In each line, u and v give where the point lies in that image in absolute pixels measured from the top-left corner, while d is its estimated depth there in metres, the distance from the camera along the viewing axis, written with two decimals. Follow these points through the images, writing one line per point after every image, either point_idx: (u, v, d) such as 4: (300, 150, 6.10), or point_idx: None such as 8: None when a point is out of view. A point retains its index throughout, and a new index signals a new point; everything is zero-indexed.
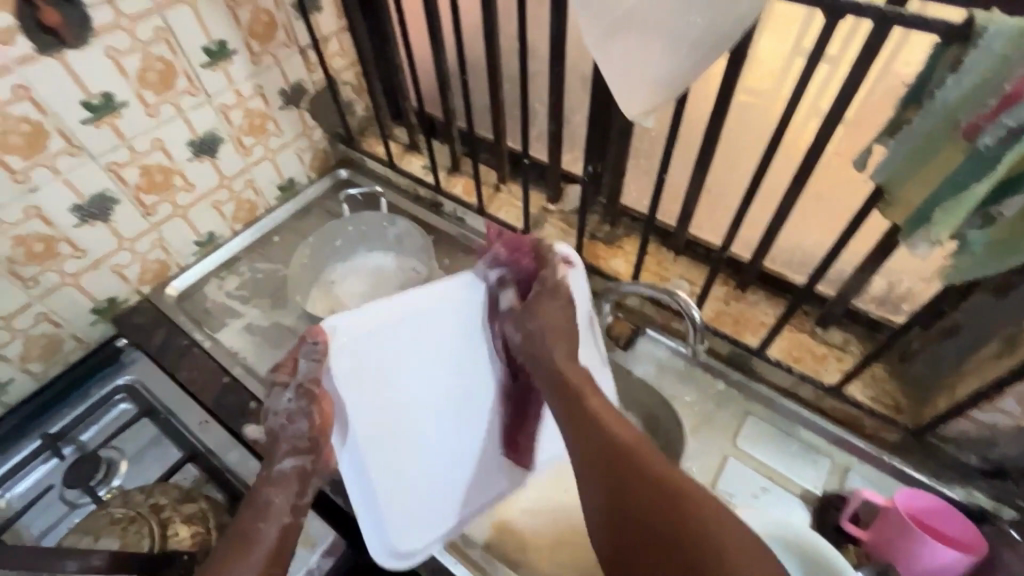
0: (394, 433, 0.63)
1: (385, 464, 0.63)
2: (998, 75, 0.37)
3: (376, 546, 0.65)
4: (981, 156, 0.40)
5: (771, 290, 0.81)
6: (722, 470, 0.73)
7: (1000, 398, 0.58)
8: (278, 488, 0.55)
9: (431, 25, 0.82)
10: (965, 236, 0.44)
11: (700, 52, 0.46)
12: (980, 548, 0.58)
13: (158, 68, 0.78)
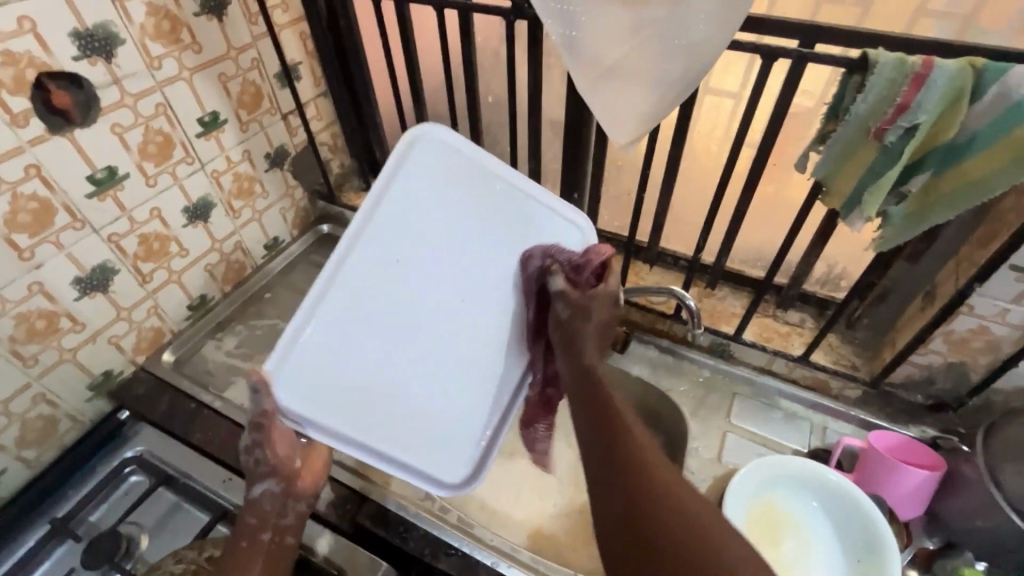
0: (380, 394, 0.61)
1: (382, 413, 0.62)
2: (891, 91, 0.51)
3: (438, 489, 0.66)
4: (889, 149, 0.54)
5: (735, 285, 0.94)
6: (724, 445, 0.83)
7: (930, 341, 0.72)
8: (256, 512, 0.63)
9: (413, 86, 0.92)
10: (887, 211, 0.58)
11: (674, 92, 0.58)
12: (942, 467, 0.70)
13: (158, 140, 0.82)
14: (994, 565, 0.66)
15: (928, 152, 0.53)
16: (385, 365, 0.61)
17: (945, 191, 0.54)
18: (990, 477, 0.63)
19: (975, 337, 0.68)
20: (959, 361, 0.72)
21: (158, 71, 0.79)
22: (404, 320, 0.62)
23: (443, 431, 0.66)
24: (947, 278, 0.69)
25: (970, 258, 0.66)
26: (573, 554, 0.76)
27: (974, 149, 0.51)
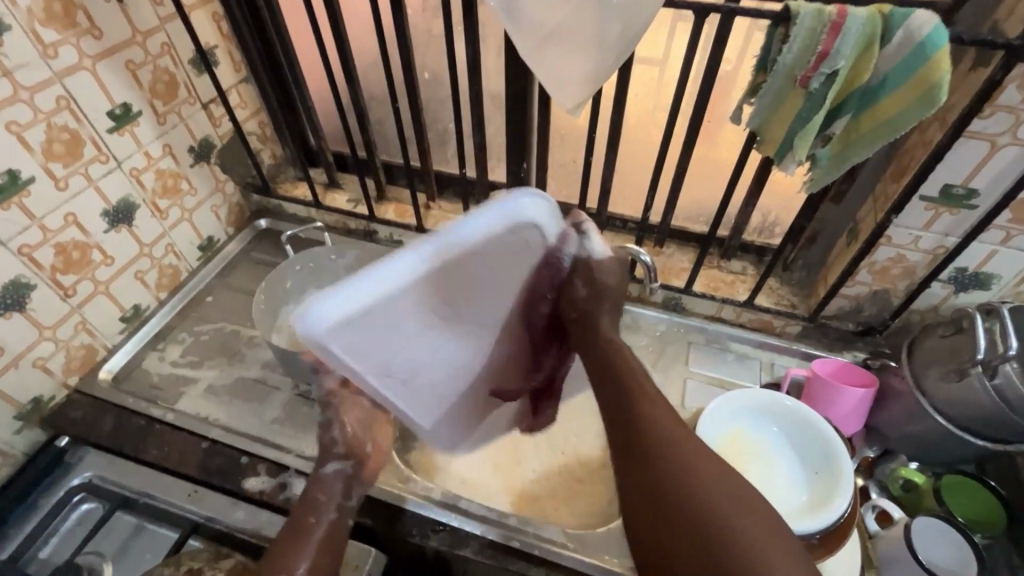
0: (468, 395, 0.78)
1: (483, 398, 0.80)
2: (812, 40, 0.55)
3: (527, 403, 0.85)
4: (813, 95, 0.58)
5: (681, 242, 0.99)
6: (685, 392, 0.88)
7: (857, 273, 0.79)
8: (324, 486, 0.64)
9: (345, 66, 0.89)
10: (816, 154, 0.63)
11: (615, 53, 0.60)
12: (875, 383, 0.77)
13: (63, 138, 0.74)
14: (923, 462, 0.75)
15: (847, 96, 0.58)
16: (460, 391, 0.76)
17: (863, 131, 0.60)
18: (915, 384, 0.71)
19: (894, 264, 0.76)
20: (882, 288, 0.80)
21: (54, 60, 0.71)
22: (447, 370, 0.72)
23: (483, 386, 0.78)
24: (867, 214, 0.76)
25: (886, 193, 0.72)
26: (555, 511, 0.79)
27: (885, 91, 0.56)
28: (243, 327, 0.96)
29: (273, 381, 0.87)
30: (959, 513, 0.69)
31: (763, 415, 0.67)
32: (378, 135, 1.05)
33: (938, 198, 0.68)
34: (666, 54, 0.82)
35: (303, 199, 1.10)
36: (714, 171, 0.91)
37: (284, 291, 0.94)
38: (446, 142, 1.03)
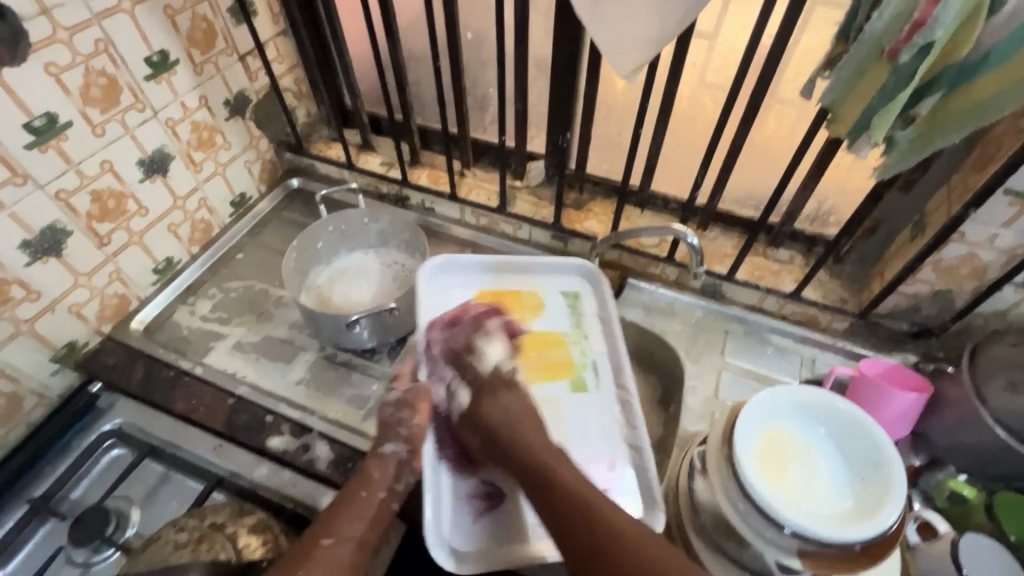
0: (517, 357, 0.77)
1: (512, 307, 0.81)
2: (908, 6, 0.49)
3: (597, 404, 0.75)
4: (901, 70, 0.52)
5: (725, 226, 0.94)
6: (720, 383, 0.84)
7: (919, 270, 0.73)
8: (378, 466, 0.65)
9: (386, 21, 0.85)
10: (893, 136, 0.57)
11: (679, 16, 0.54)
12: (930, 389, 0.72)
13: (101, 83, 0.73)
14: (974, 475, 0.71)
15: (940, 72, 0.52)
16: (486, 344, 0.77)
17: (951, 114, 0.54)
18: (975, 392, 0.67)
19: (962, 263, 0.70)
20: (945, 288, 0.74)
21: (93, 1, 0.69)
22: None
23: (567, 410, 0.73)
24: (938, 207, 0.70)
25: (963, 184, 0.66)
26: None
27: (986, 68, 0.50)
28: (271, 286, 0.95)
29: (299, 342, 0.87)
30: (1011, 532, 0.64)
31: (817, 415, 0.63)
32: (415, 98, 1.02)
33: None
34: (719, 27, 0.82)
35: (336, 161, 1.08)
36: (765, 153, 0.88)
37: (314, 252, 0.92)
38: (484, 108, 0.99)
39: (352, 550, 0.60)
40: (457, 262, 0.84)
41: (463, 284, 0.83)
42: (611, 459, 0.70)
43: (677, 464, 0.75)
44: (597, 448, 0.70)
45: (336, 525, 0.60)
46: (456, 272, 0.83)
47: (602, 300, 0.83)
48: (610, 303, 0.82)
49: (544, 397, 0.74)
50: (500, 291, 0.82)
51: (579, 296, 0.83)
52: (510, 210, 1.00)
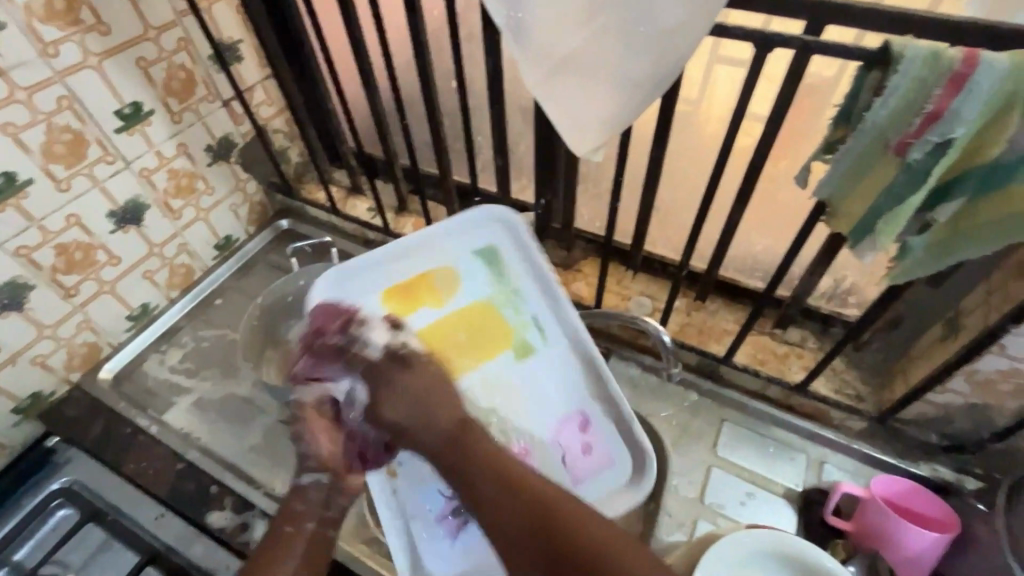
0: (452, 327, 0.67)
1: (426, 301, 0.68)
2: (919, 95, 0.39)
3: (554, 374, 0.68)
4: (912, 168, 0.42)
5: (729, 297, 0.84)
6: (707, 482, 0.74)
7: (950, 379, 0.61)
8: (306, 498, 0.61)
9: (362, 70, 0.80)
10: (906, 242, 0.47)
11: (641, 92, 0.47)
12: (955, 526, 0.61)
13: (66, 139, 0.72)
14: None
15: (964, 173, 0.42)
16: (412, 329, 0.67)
17: (981, 222, 0.43)
18: (1010, 546, 0.54)
19: (1004, 379, 0.58)
20: (982, 402, 0.62)
21: (55, 59, 0.68)
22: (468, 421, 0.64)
23: (535, 376, 0.67)
24: (975, 308, 0.58)
25: (1006, 288, 0.54)
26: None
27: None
28: None
29: (260, 402, 0.84)
30: None
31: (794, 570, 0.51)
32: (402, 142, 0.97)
33: None
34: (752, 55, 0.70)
35: (324, 204, 1.05)
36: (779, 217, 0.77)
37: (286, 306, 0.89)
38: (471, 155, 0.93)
39: None
40: (357, 268, 0.68)
41: (364, 292, 0.68)
42: (581, 438, 0.66)
43: None
44: (562, 414, 0.67)
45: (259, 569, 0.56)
46: (357, 280, 0.68)
47: (522, 244, 0.71)
48: (532, 243, 0.70)
49: (492, 382, 0.66)
50: (410, 283, 0.69)
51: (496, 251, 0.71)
52: None
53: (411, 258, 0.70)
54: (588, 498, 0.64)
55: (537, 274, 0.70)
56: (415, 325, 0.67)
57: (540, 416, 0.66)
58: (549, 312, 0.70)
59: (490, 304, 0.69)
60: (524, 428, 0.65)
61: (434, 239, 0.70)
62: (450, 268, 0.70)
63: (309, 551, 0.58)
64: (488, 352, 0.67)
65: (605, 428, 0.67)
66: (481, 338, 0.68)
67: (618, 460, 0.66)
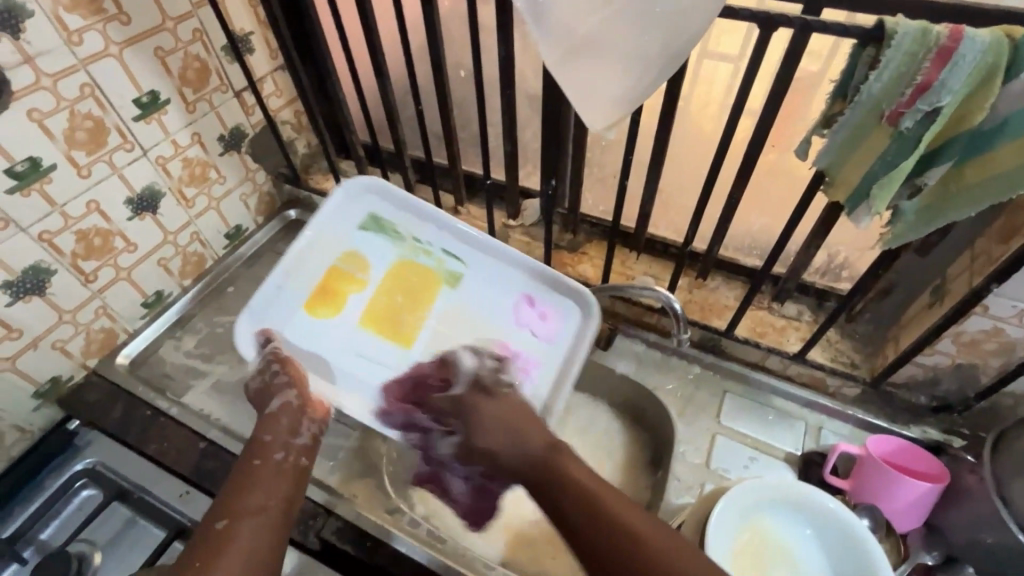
0: (388, 292, 0.73)
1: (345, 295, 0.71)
2: (910, 68, 0.43)
3: (490, 287, 0.76)
4: (904, 137, 0.46)
5: (728, 275, 0.88)
6: (712, 449, 0.78)
7: (938, 342, 0.66)
8: (279, 426, 0.60)
9: (375, 60, 0.83)
10: (899, 206, 0.52)
11: (654, 70, 0.50)
12: (945, 478, 0.65)
13: (87, 126, 0.74)
14: None
15: (950, 141, 0.46)
16: (356, 314, 0.71)
17: (967, 184, 0.48)
18: (996, 490, 0.59)
19: (987, 338, 0.63)
20: (967, 362, 0.66)
21: (79, 47, 0.70)
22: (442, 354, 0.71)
23: (476, 295, 0.75)
24: (959, 274, 0.63)
25: (987, 253, 0.59)
26: (531, 564, 0.75)
27: (1003, 138, 0.44)
28: None
29: None
30: None
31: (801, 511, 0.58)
32: (410, 131, 0.99)
33: None
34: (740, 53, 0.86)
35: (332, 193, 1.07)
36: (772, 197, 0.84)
37: None
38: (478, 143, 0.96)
39: (269, 531, 0.50)
40: (270, 302, 0.68)
41: (287, 314, 0.69)
42: (535, 311, 0.77)
43: None
44: (513, 304, 0.76)
45: (239, 492, 0.52)
46: (275, 310, 0.68)
47: (400, 202, 0.76)
48: (401, 195, 0.75)
49: (444, 314, 0.73)
50: (319, 286, 0.71)
51: (377, 218, 0.75)
52: None
53: (296, 267, 0.71)
54: (564, 349, 0.76)
55: (414, 217, 0.76)
56: (354, 310, 0.71)
57: (500, 316, 0.75)
58: (448, 238, 0.76)
59: (401, 258, 0.75)
60: (489, 334, 0.73)
61: (322, 240, 0.73)
62: (349, 254, 0.73)
63: (287, 476, 0.56)
64: (425, 293, 0.74)
65: (549, 295, 0.78)
66: (414, 287, 0.74)
67: (574, 316, 0.77)
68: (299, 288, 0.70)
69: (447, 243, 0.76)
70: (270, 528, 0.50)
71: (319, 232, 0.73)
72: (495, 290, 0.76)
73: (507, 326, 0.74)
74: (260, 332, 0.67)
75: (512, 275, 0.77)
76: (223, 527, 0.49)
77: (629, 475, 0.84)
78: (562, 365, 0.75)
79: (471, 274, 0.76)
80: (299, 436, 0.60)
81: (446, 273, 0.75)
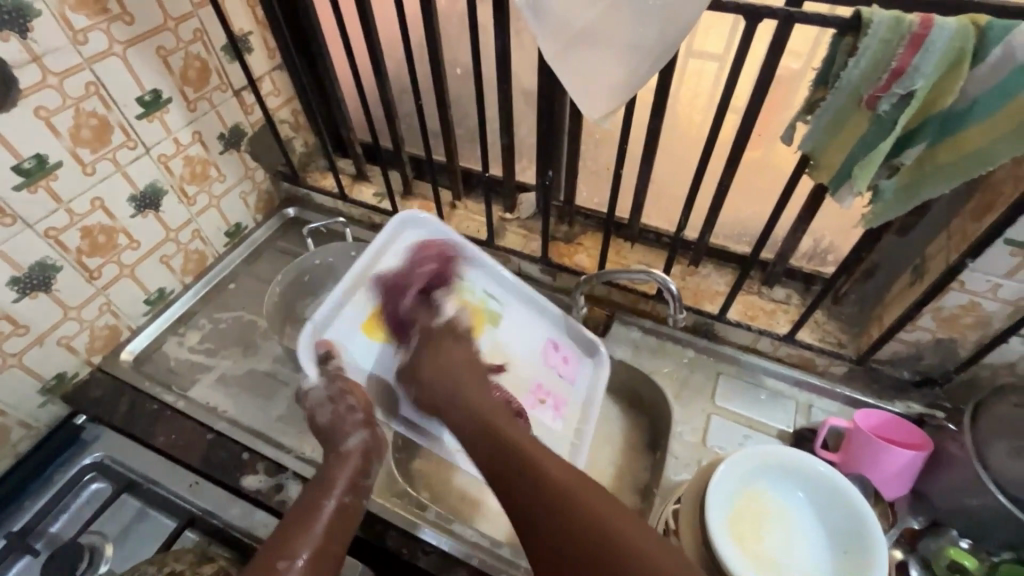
0: (436, 330, 0.76)
1: (405, 319, 0.74)
2: (886, 55, 0.46)
3: (528, 325, 0.82)
4: (882, 119, 0.50)
5: (719, 262, 0.91)
6: (708, 428, 0.81)
7: (919, 318, 0.69)
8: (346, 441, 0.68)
9: (373, 58, 0.85)
10: (878, 185, 0.55)
11: (647, 61, 0.53)
12: (928, 446, 0.68)
13: (92, 124, 0.75)
14: (978, 542, 0.66)
15: (925, 122, 0.50)
16: (403, 350, 0.74)
17: (940, 163, 0.51)
18: (976, 455, 0.62)
19: (964, 313, 0.66)
20: (947, 337, 0.70)
21: (84, 46, 0.71)
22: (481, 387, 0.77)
23: (517, 333, 0.81)
24: (938, 252, 0.66)
25: (963, 230, 0.62)
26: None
27: (973, 118, 0.48)
28: (260, 317, 0.96)
29: (282, 376, 0.87)
30: None
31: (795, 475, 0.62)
32: (407, 128, 1.01)
33: None
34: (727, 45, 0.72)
35: (330, 190, 1.09)
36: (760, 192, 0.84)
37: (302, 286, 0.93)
38: (475, 138, 0.98)
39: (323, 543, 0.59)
40: (339, 319, 0.69)
41: (346, 334, 0.70)
42: (565, 351, 0.84)
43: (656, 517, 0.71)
44: (553, 344, 0.83)
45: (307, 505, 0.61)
46: (333, 330, 0.69)
47: (432, 232, 0.78)
48: (445, 229, 0.78)
49: (490, 352, 0.78)
50: (374, 311, 0.72)
51: (421, 251, 0.77)
52: (500, 242, 0.99)
53: (365, 291, 0.72)
54: (584, 388, 0.83)
55: (456, 252, 0.79)
56: (404, 340, 0.74)
57: (540, 352, 0.82)
58: (488, 280, 0.81)
59: (460, 299, 0.78)
60: (530, 375, 0.80)
61: (405, 273, 0.75)
62: (408, 284, 0.75)
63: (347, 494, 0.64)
64: (471, 331, 0.78)
65: (575, 336, 0.84)
66: (468, 326, 0.77)
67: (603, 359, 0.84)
68: (351, 311, 0.70)
69: (489, 281, 0.81)
70: (325, 542, 0.59)
71: (379, 251, 0.74)
72: (531, 329, 0.82)
73: (544, 367, 0.82)
74: (322, 345, 0.67)
75: (544, 315, 0.84)
76: (292, 532, 0.59)
77: (628, 457, 0.86)
78: (583, 406, 0.83)
79: (510, 310, 0.82)
80: (370, 477, 0.67)
81: (487, 309, 0.80)
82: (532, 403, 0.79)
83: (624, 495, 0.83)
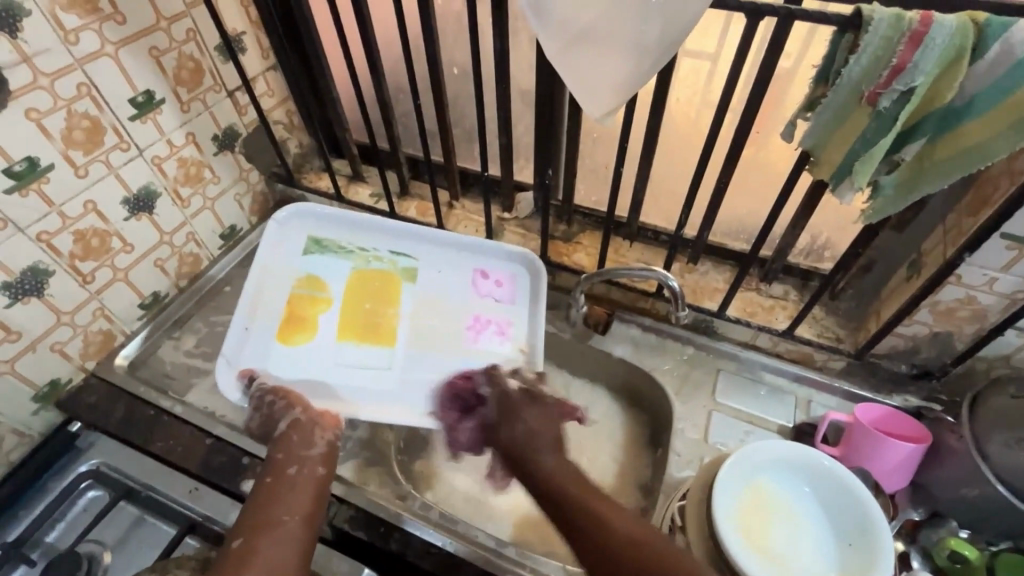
0: (360, 296, 0.78)
1: (270, 316, 0.75)
2: (886, 52, 0.47)
3: (442, 273, 0.82)
4: (883, 116, 0.50)
5: (718, 260, 0.91)
6: (710, 425, 0.81)
7: (916, 312, 0.70)
8: (288, 446, 0.65)
9: (370, 57, 0.84)
10: (879, 181, 0.55)
11: (650, 58, 0.53)
12: (928, 438, 0.69)
13: (84, 126, 0.74)
14: (976, 532, 0.67)
15: (924, 119, 0.50)
16: (331, 326, 0.76)
17: (938, 159, 0.52)
18: (975, 446, 0.63)
19: (961, 306, 0.67)
20: (944, 330, 0.71)
21: (75, 46, 0.70)
22: (422, 339, 0.77)
23: (434, 282, 0.82)
24: (934, 247, 0.67)
25: (959, 226, 0.63)
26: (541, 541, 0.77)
27: (972, 114, 0.48)
28: None
29: None
30: None
31: (798, 471, 0.63)
32: (403, 128, 1.01)
33: (1023, 237, 0.58)
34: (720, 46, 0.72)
35: (325, 191, 1.08)
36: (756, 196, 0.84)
37: None
38: (472, 138, 0.98)
39: (292, 534, 0.57)
40: (240, 346, 0.72)
41: (260, 353, 0.72)
42: (490, 279, 0.83)
43: (661, 513, 0.72)
44: (467, 275, 0.83)
45: (264, 502, 0.59)
46: (246, 354, 0.72)
47: (328, 220, 0.83)
48: (315, 207, 0.83)
49: (414, 306, 0.79)
50: (284, 317, 0.75)
51: (317, 238, 0.82)
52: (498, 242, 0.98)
53: (258, 307, 0.75)
54: (525, 306, 0.82)
55: (356, 224, 0.84)
56: (327, 328, 0.75)
57: (457, 286, 0.82)
58: (387, 240, 0.84)
59: (354, 269, 0.80)
60: (463, 313, 0.80)
61: (268, 273, 0.78)
62: (299, 280, 0.78)
63: (304, 481, 0.63)
64: (392, 289, 0.80)
65: (492, 259, 0.85)
66: (375, 289, 0.80)
67: (524, 269, 0.84)
68: (245, 330, 0.73)
69: (387, 240, 0.84)
70: (288, 534, 0.57)
71: (262, 268, 0.78)
72: (445, 275, 0.82)
73: (467, 299, 0.81)
74: (242, 374, 0.70)
75: (462, 256, 0.85)
76: (252, 535, 0.56)
77: (630, 454, 0.87)
78: (529, 327, 0.81)
79: (425, 261, 0.83)
80: (314, 446, 0.66)
81: (403, 267, 0.82)
82: (473, 337, 0.78)
83: (627, 493, 0.83)
